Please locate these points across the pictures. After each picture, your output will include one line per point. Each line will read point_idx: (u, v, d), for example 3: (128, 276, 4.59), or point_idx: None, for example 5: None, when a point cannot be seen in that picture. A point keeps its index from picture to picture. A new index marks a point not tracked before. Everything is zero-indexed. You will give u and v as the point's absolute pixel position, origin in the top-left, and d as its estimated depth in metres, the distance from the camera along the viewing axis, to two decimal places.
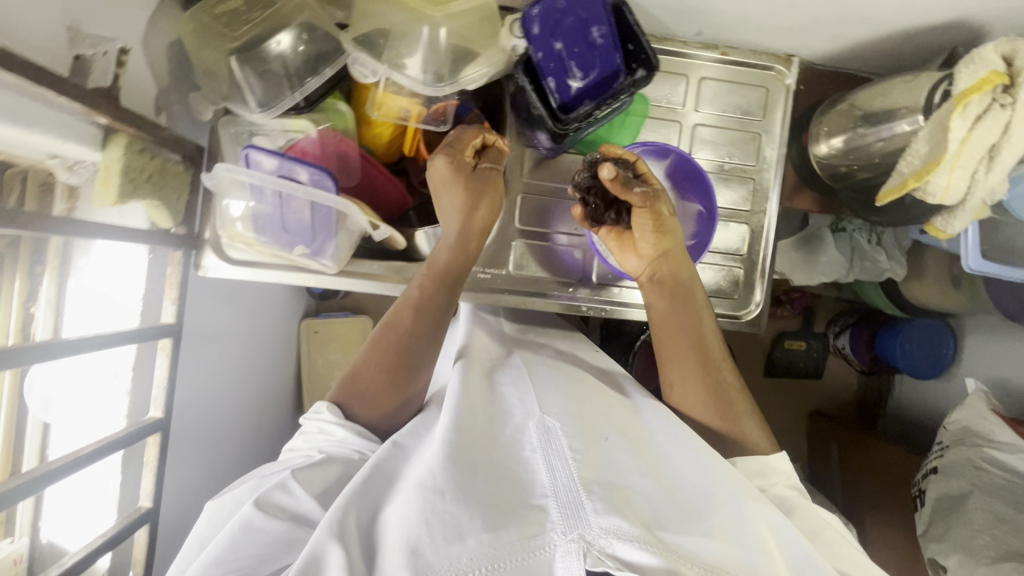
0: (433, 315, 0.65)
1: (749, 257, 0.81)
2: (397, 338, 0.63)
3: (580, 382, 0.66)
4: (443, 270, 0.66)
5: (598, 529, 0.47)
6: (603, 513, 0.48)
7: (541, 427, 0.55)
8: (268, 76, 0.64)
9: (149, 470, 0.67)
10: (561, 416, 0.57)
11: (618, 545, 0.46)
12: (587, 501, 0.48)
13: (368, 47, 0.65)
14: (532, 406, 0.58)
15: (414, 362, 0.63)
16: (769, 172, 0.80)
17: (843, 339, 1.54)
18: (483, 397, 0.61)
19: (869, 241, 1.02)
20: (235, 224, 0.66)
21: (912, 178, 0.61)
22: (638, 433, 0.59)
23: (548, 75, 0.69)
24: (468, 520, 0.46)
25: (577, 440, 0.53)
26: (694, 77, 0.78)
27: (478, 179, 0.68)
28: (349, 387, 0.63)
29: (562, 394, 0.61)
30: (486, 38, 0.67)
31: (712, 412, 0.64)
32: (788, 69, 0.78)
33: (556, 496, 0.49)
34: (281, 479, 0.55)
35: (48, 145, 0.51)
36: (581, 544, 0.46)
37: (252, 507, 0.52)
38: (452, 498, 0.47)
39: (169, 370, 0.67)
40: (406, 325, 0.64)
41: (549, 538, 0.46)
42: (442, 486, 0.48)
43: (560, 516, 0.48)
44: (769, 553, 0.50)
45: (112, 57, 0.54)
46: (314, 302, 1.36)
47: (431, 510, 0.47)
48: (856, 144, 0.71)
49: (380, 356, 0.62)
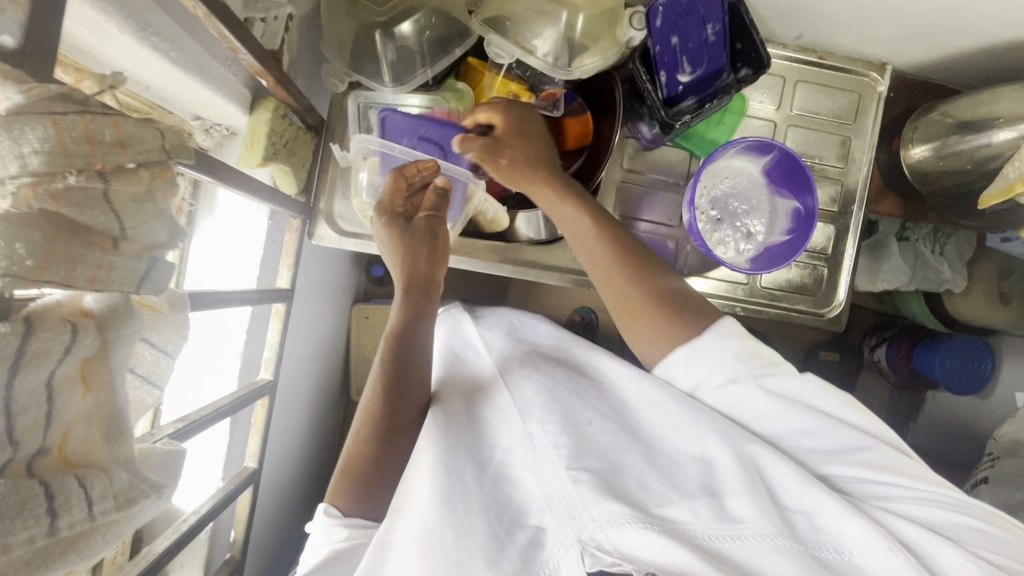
0: (401, 394, 0.63)
1: (833, 257, 0.83)
2: (375, 423, 0.62)
3: (567, 380, 0.63)
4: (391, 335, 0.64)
5: (593, 523, 0.46)
6: (595, 503, 0.47)
7: (525, 435, 0.55)
8: (401, 52, 0.66)
9: (255, 432, 0.68)
10: (542, 419, 0.56)
11: (614, 533, 0.45)
12: (575, 496, 0.48)
13: (497, 30, 0.67)
14: (513, 418, 0.58)
15: (384, 424, 0.61)
16: (857, 174, 0.82)
17: (880, 352, 1.52)
18: (463, 417, 0.61)
19: (932, 250, 1.04)
20: (362, 196, 0.69)
21: (1019, 183, 0.63)
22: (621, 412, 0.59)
23: (660, 67, 0.71)
24: (469, 559, 0.46)
25: (563, 437, 0.54)
26: (791, 79, 0.81)
27: (414, 230, 0.65)
28: (343, 481, 0.60)
29: (541, 391, 0.61)
30: (604, 29, 0.70)
31: (659, 323, 0.58)
32: (882, 76, 0.81)
33: (550, 508, 0.49)
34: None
35: (214, 103, 0.53)
36: (578, 546, 0.45)
37: None
38: (449, 542, 0.48)
39: (281, 335, 0.68)
40: (376, 404, 0.62)
41: (553, 551, 0.46)
42: (438, 530, 0.48)
43: (555, 525, 0.48)
44: (767, 495, 0.47)
45: (281, 22, 0.55)
46: (365, 288, 1.36)
47: (432, 555, 0.47)
48: (952, 149, 0.73)
49: (361, 447, 0.61)
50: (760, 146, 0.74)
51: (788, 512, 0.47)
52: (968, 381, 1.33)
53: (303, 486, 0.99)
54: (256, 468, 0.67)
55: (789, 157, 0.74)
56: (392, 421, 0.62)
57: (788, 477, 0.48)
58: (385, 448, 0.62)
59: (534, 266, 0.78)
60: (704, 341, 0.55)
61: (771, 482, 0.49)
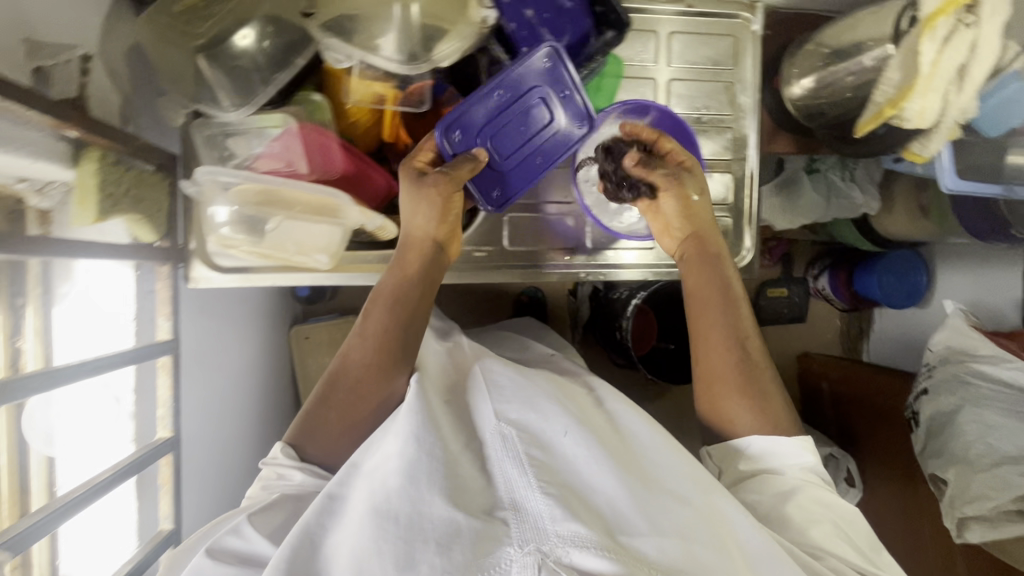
0: (395, 354, 0.65)
1: (735, 205, 0.82)
2: (361, 378, 0.64)
3: (546, 385, 0.61)
4: (388, 295, 0.67)
5: (556, 538, 0.45)
6: (560, 519, 0.46)
7: (498, 435, 0.53)
8: (236, 73, 0.62)
9: (165, 493, 0.66)
10: (517, 419, 0.55)
11: (574, 553, 0.45)
12: (541, 509, 0.47)
13: (337, 32, 0.63)
14: (488, 413, 0.56)
15: (371, 388, 0.64)
16: (746, 119, 0.81)
17: (823, 280, 1.55)
18: (445, 414, 0.58)
19: (842, 178, 1.05)
20: (223, 230, 0.65)
21: (887, 106, 0.63)
22: (603, 432, 0.57)
23: (521, 44, 0.69)
24: (422, 545, 0.45)
25: (537, 446, 0.52)
26: (664, 33, 0.78)
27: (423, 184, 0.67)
28: (302, 425, 0.64)
29: (517, 386, 0.59)
30: (453, 13, 0.65)
31: (752, 411, 0.63)
32: (754, 15, 0.78)
33: (512, 510, 0.48)
34: (236, 525, 0.56)
35: (17, 166, 0.48)
36: (536, 557, 0.44)
37: (205, 557, 0.52)
38: (404, 523, 0.46)
39: (172, 389, 0.66)
40: (357, 369, 0.64)
41: (505, 554, 0.45)
42: (396, 509, 0.47)
43: (516, 529, 0.46)
44: (732, 551, 0.50)
45: (75, 65, 0.53)
46: (300, 308, 1.32)
47: (383, 537, 0.46)
48: (828, 80, 0.72)
49: (341, 399, 0.64)
50: (637, 109, 0.73)
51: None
52: (906, 295, 1.38)
53: None
54: (172, 529, 0.67)
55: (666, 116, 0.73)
56: (365, 389, 0.64)
57: (768, 555, 0.50)
58: (363, 406, 0.64)
59: None
60: (786, 440, 0.62)
61: (747, 543, 0.51)
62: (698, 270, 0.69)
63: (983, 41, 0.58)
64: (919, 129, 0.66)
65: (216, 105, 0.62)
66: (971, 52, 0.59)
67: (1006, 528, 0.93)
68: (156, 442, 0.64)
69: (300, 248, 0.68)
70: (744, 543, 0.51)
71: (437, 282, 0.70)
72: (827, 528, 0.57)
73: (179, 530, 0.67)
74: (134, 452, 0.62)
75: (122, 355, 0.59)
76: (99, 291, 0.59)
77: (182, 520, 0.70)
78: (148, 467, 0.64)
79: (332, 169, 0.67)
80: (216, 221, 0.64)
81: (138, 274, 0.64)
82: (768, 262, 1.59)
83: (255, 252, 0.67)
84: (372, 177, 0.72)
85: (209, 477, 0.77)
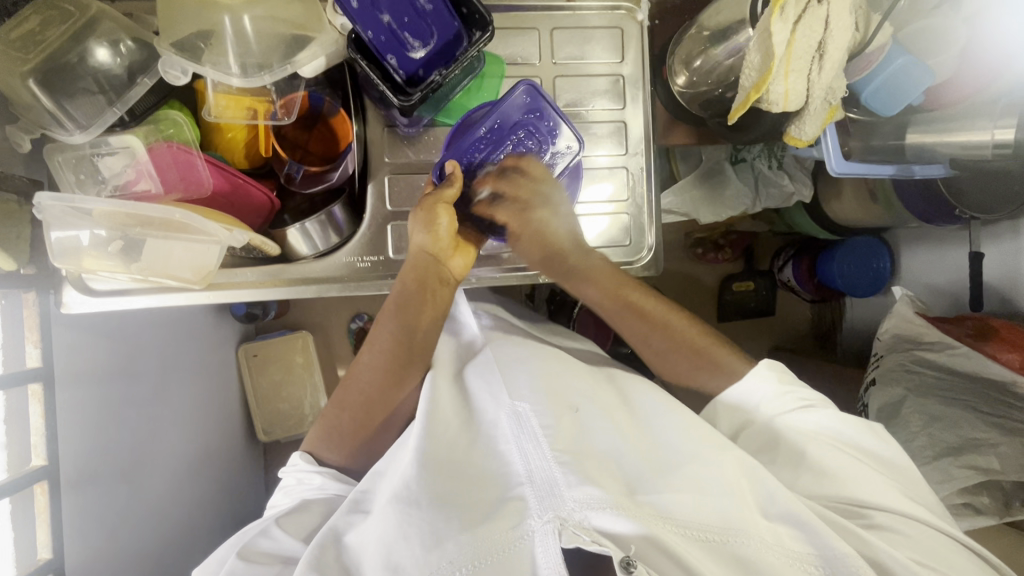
0: (406, 358, 0.73)
1: (633, 202, 0.80)
2: (373, 383, 0.73)
3: (549, 361, 0.72)
4: (396, 309, 0.73)
5: (573, 503, 0.52)
6: (575, 485, 0.52)
7: (513, 414, 0.61)
8: (80, 94, 0.62)
9: (44, 520, 0.65)
10: (530, 398, 0.62)
11: (593, 515, 0.51)
12: (560, 477, 0.53)
13: (186, 50, 0.62)
14: (502, 397, 0.65)
15: (378, 399, 0.73)
16: (638, 112, 0.79)
17: (787, 271, 1.51)
18: (455, 405, 0.68)
19: (770, 166, 1.01)
20: (83, 253, 0.62)
21: (752, 91, 0.60)
22: (614, 407, 0.67)
23: (385, 52, 0.67)
24: (443, 525, 0.53)
25: (548, 417, 0.60)
26: (546, 29, 0.77)
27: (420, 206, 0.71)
28: (320, 434, 0.74)
29: (529, 373, 0.68)
30: (311, 21, 0.65)
31: (685, 364, 0.75)
32: (637, 5, 0.77)
33: (531, 480, 0.54)
34: (266, 527, 0.65)
35: None
36: (556, 523, 0.50)
37: (237, 559, 0.60)
38: (425, 507, 0.55)
39: (46, 416, 0.65)
40: (367, 381, 0.73)
41: (528, 525, 0.51)
42: (415, 496, 0.56)
43: (536, 500, 0.53)
44: (741, 499, 0.57)
45: None
46: (248, 327, 1.32)
47: (407, 522, 0.54)
48: (709, 65, 0.70)
49: (354, 406, 0.73)
50: (536, 114, 0.72)
51: (765, 520, 0.57)
52: (871, 281, 1.32)
53: (195, 545, 0.97)
54: (53, 556, 0.65)
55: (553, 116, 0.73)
56: (374, 399, 0.73)
57: (774, 501, 0.58)
58: (378, 408, 0.73)
59: (312, 281, 0.74)
60: (758, 389, 0.70)
61: (759, 487, 0.59)
62: (594, 280, 0.76)
63: (835, 18, 0.56)
64: (793, 111, 0.64)
65: (62, 129, 0.61)
66: (826, 29, 0.57)
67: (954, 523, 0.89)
68: (28, 471, 0.63)
69: (169, 266, 0.67)
70: (757, 486, 0.59)
71: (444, 292, 0.74)
72: (843, 477, 0.62)
73: (61, 557, 0.66)
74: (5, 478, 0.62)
75: None
76: None
77: (71, 547, 0.69)
78: (22, 494, 0.63)
79: (200, 188, 0.66)
80: (66, 245, 0.61)
81: (3, 304, 0.63)
82: (730, 257, 1.55)
83: (125, 276, 0.66)
84: (251, 193, 0.71)
85: (116, 501, 0.77)
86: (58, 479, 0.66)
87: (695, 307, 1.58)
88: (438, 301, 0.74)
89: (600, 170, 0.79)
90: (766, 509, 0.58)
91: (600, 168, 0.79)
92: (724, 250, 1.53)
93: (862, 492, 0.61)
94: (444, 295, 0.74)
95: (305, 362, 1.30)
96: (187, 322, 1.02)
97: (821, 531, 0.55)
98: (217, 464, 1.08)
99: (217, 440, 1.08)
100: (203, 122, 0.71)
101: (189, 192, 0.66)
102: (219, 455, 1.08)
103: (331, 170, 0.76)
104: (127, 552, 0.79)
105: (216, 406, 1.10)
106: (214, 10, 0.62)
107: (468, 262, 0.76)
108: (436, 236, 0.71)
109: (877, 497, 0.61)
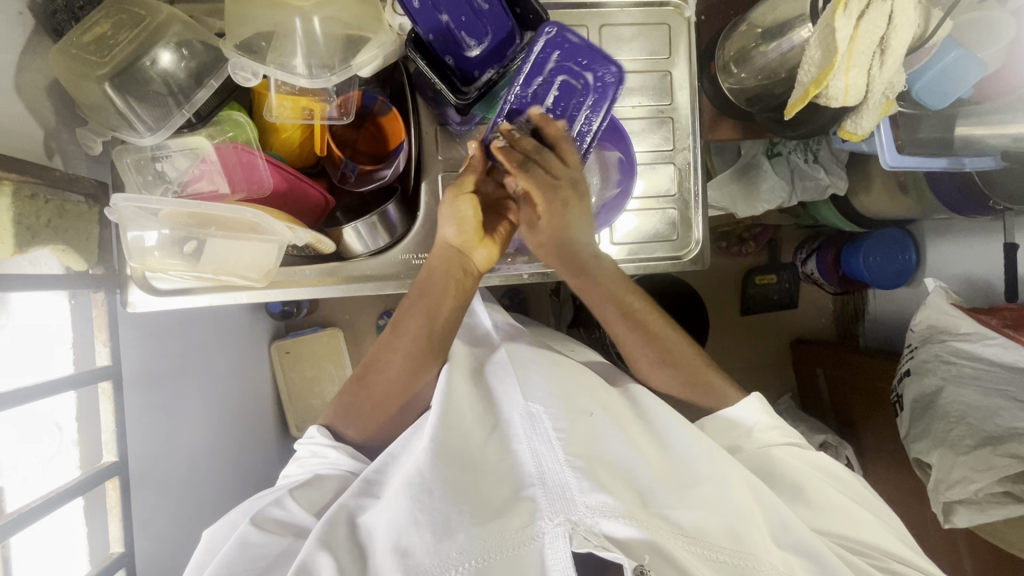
0: (425, 344, 0.73)
1: (680, 197, 0.81)
2: (389, 366, 0.73)
3: (565, 373, 0.71)
4: (420, 295, 0.73)
5: (585, 508, 0.53)
6: (588, 491, 0.54)
7: (527, 414, 0.64)
8: (150, 98, 0.63)
9: (115, 516, 0.67)
10: (544, 399, 0.65)
11: (603, 522, 0.53)
12: (572, 482, 0.55)
13: (250, 51, 0.63)
14: (517, 396, 0.67)
15: (398, 384, 0.73)
16: (685, 108, 0.79)
17: (811, 263, 1.51)
18: (471, 397, 0.70)
19: (806, 159, 1.02)
20: (151, 254, 0.64)
21: (812, 86, 0.61)
22: (626, 419, 0.68)
23: (443, 52, 0.68)
24: (457, 517, 0.54)
25: (562, 421, 0.62)
26: (595, 26, 0.77)
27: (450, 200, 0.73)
28: (338, 410, 0.74)
29: (543, 374, 0.70)
30: (371, 22, 0.67)
31: (679, 387, 0.77)
32: (685, 2, 0.77)
33: (542, 482, 0.56)
34: (280, 497, 0.65)
35: None
36: (567, 527, 0.52)
37: (249, 525, 0.61)
38: (438, 497, 0.55)
39: (117, 413, 0.66)
40: (385, 365, 0.74)
41: (539, 527, 0.53)
42: (428, 484, 0.56)
43: (547, 503, 0.54)
44: (754, 517, 0.59)
45: None
46: (280, 323, 1.33)
47: (419, 508, 0.55)
48: (760, 61, 0.71)
49: (373, 389, 0.73)
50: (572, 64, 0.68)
51: (778, 548, 0.59)
52: (896, 274, 1.32)
53: None
54: (124, 550, 0.67)
55: (599, 58, 0.67)
56: (390, 387, 0.73)
57: (784, 526, 0.59)
58: (395, 394, 0.73)
59: (371, 278, 0.76)
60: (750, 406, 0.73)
61: (770, 513, 0.60)
62: (602, 289, 0.77)
63: (898, 13, 0.57)
64: (851, 105, 0.65)
65: (133, 131, 0.63)
66: (890, 24, 0.57)
67: (992, 512, 0.89)
68: (101, 466, 0.65)
69: (229, 266, 0.67)
70: (770, 513, 0.60)
71: (468, 282, 0.75)
72: (845, 511, 0.64)
73: (132, 552, 0.68)
74: (80, 475, 0.63)
75: (57, 382, 0.60)
76: (35, 319, 0.60)
77: (138, 542, 0.70)
78: (95, 490, 0.64)
79: (261, 187, 0.67)
80: (141, 246, 0.63)
81: (74, 303, 0.65)
82: (753, 250, 1.55)
83: (190, 275, 0.67)
84: (307, 192, 0.71)
85: (172, 499, 0.78)
86: (127, 476, 0.68)
87: (717, 300, 1.59)
88: (462, 292, 0.74)
89: (646, 165, 0.80)
90: (779, 537, 0.59)
91: (646, 163, 0.80)
92: (748, 243, 1.53)
93: (872, 536, 0.63)
94: (467, 287, 0.75)
95: (336, 359, 1.31)
96: (230, 320, 1.03)
97: (836, 567, 0.56)
98: (257, 459, 1.09)
99: (256, 435, 1.09)
100: (259, 122, 0.72)
101: (254, 192, 0.67)
102: (258, 451, 1.10)
103: (383, 167, 0.77)
104: (182, 547, 0.80)
105: (254, 403, 1.11)
106: (282, 12, 0.63)
107: (492, 254, 0.76)
108: (460, 226, 0.73)
109: (881, 541, 0.62)
